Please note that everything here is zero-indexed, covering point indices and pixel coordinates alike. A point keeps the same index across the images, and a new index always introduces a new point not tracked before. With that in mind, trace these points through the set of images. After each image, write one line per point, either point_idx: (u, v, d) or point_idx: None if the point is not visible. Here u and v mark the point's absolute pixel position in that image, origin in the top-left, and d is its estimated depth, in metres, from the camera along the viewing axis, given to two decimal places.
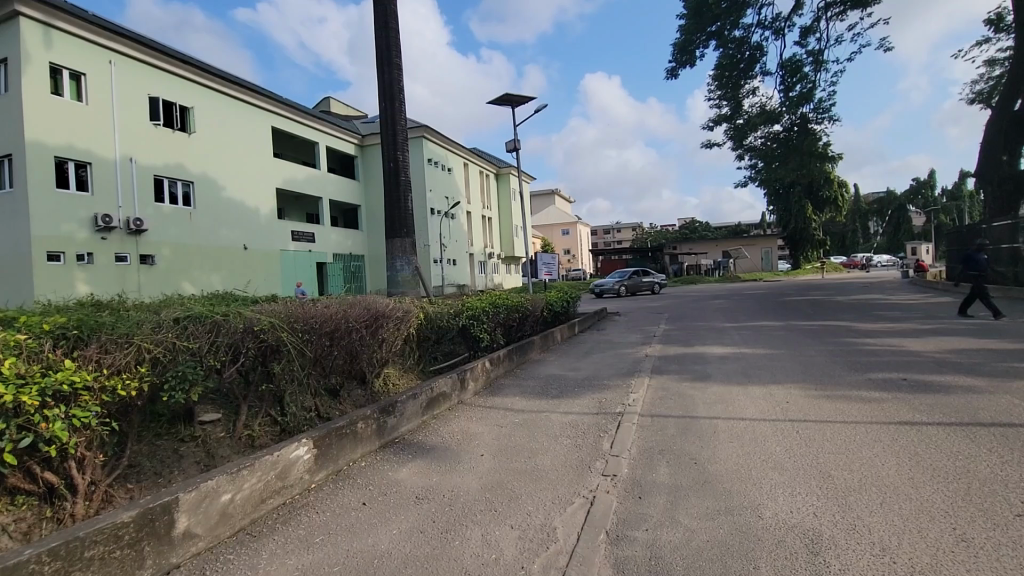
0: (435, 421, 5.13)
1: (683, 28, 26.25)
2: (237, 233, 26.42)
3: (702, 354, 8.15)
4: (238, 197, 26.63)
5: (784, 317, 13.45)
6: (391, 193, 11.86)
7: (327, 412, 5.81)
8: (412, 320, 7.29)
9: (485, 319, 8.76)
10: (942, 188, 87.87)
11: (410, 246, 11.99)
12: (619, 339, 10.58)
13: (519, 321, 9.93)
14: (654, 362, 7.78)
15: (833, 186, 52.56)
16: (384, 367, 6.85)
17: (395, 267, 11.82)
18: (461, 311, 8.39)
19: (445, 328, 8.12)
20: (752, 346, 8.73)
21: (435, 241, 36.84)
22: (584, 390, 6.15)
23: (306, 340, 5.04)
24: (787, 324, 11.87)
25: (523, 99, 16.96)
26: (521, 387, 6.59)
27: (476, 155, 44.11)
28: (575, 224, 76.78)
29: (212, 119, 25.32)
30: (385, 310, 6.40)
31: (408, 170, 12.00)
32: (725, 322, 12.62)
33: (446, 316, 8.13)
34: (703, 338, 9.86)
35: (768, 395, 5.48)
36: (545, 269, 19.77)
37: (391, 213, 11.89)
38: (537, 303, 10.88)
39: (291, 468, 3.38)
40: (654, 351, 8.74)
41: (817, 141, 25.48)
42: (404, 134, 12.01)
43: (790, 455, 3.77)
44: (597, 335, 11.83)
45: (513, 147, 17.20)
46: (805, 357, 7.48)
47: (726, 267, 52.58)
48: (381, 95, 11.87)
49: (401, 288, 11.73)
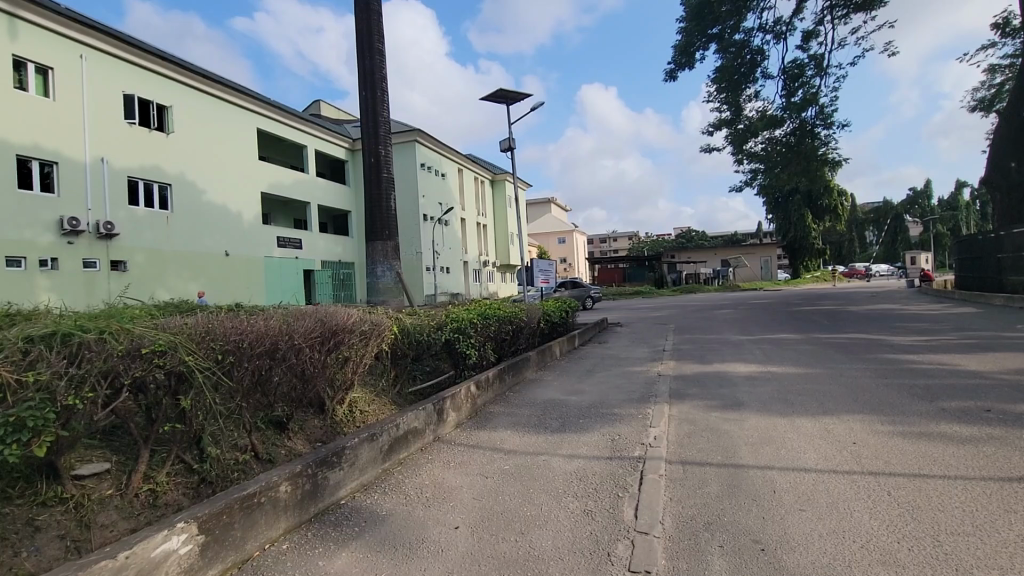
0: (401, 468, 3.97)
1: (683, 31, 25.40)
2: (218, 239, 25.24)
3: (726, 374, 6.97)
4: (220, 200, 25.41)
5: (802, 329, 12.31)
6: (372, 192, 10.75)
7: (270, 451, 4.68)
8: (384, 335, 6.12)
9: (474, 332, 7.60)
10: (939, 198, 87.74)
11: (392, 250, 10.83)
12: (626, 354, 9.37)
13: (512, 335, 8.75)
14: (670, 384, 6.60)
15: (832, 194, 51.76)
16: (350, 391, 5.68)
17: (376, 274, 10.63)
18: (445, 324, 7.23)
19: (424, 343, 6.97)
20: (781, 364, 7.55)
21: (427, 248, 35.69)
22: (590, 422, 4.98)
23: (227, 365, 3.87)
24: (809, 337, 10.75)
25: (518, 96, 15.88)
26: (512, 417, 5.41)
27: (470, 160, 43.07)
28: (571, 232, 75.78)
29: (193, 119, 24.18)
30: (347, 324, 5.20)
31: (391, 166, 10.88)
32: (739, 335, 11.51)
33: (426, 329, 6.99)
34: (721, 354, 8.67)
35: (827, 433, 4.30)
36: (540, 276, 18.62)
37: (372, 213, 10.74)
38: (533, 313, 9.74)
39: (153, 571, 2.24)
40: (668, 370, 7.55)
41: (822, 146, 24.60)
42: (387, 127, 10.92)
43: (900, 540, 2.59)
44: (599, 348, 10.68)
45: (507, 147, 16.14)
46: (850, 379, 6.30)
47: (725, 276, 51.61)
48: (362, 84, 10.77)
49: (381, 297, 10.58)
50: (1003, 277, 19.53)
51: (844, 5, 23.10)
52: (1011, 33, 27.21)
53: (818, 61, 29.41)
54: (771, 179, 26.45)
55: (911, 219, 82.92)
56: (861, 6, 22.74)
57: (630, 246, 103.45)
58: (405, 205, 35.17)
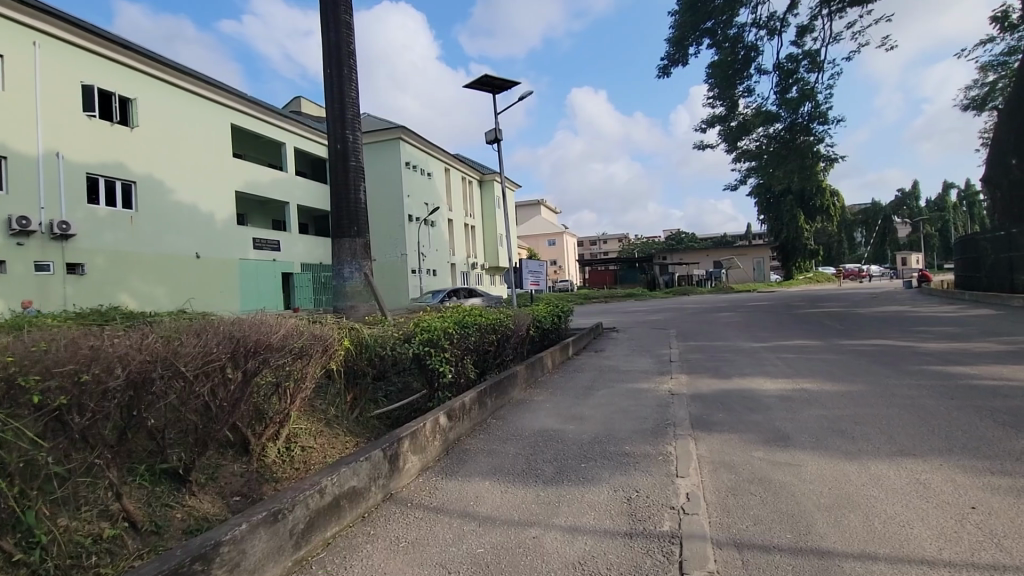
0: (326, 552, 2.77)
1: (675, 25, 24.39)
2: (188, 240, 23.73)
3: (756, 394, 5.76)
4: (189, 200, 23.89)
5: (815, 334, 11.22)
6: (339, 181, 9.45)
7: (158, 517, 3.40)
8: (333, 351, 4.87)
9: (454, 343, 6.27)
10: (927, 199, 88.04)
11: (361, 249, 9.55)
12: (628, 367, 8.19)
13: (496, 346, 7.46)
14: (689, 407, 5.38)
15: (824, 195, 51.24)
16: (286, 424, 4.48)
17: (342, 275, 9.36)
18: (415, 334, 5.93)
19: (388, 359, 5.73)
20: (815, 380, 6.37)
21: (413, 250, 34.34)
22: (595, 468, 3.76)
23: (55, 407, 2.62)
24: (829, 343, 9.62)
25: (505, 84, 14.66)
26: (494, 457, 4.18)
27: (458, 160, 41.77)
28: (562, 234, 74.88)
29: (160, 113, 22.68)
30: (273, 339, 3.90)
31: (360, 153, 9.61)
32: (750, 342, 10.39)
33: (390, 342, 5.73)
34: (739, 367, 7.47)
35: (924, 489, 3.10)
36: (530, 278, 17.44)
37: (338, 206, 9.46)
38: (520, 320, 8.51)
39: None
40: (682, 388, 6.37)
41: (818, 142, 23.64)
42: (356, 108, 9.64)
43: None
44: (596, 358, 9.48)
45: (493, 139, 14.90)
46: (908, 401, 5.13)
47: (718, 277, 50.92)
48: (326, 60, 9.51)
49: (349, 303, 9.28)
50: (1016, 278, 18.56)
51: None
52: (1008, 28, 26.42)
53: (813, 56, 28.53)
54: (766, 177, 25.48)
55: (899, 220, 83.29)
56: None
57: (621, 248, 102.75)
58: (390, 205, 33.81)
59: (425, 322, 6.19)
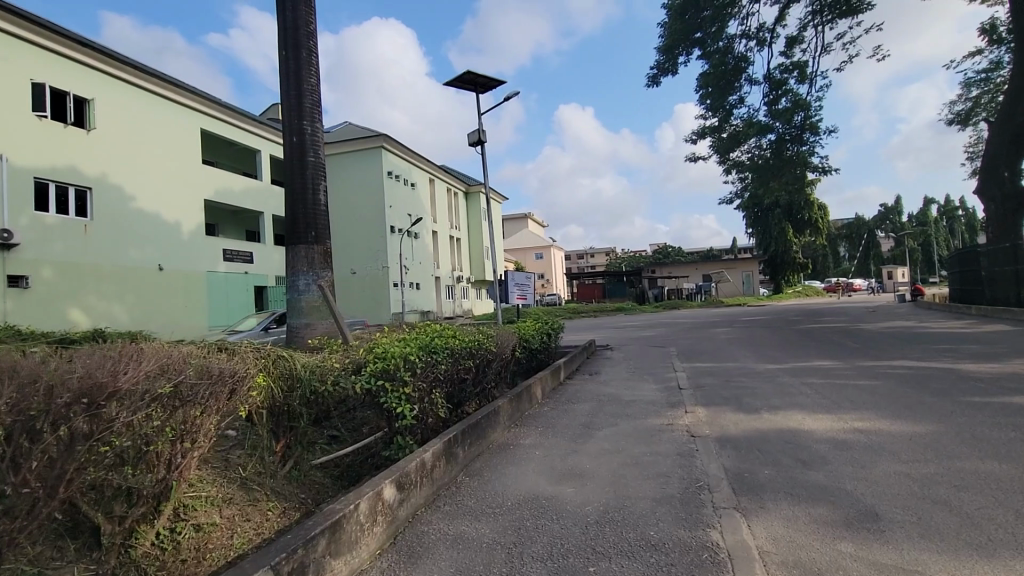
0: None
1: (665, 35, 23.64)
2: (151, 251, 22.16)
3: (803, 439, 4.56)
4: (152, 209, 22.32)
5: (832, 354, 10.11)
6: (295, 181, 8.18)
7: None
8: (242, 393, 3.58)
9: (423, 376, 4.93)
10: (908, 214, 89.02)
11: (320, 257, 8.22)
12: (631, 395, 6.96)
13: (473, 373, 6.17)
14: (723, 457, 4.17)
15: (812, 208, 51.00)
16: (163, 498, 3.19)
17: (296, 288, 8.06)
18: (365, 363, 4.61)
19: (328, 398, 4.43)
20: (866, 417, 5.20)
21: (394, 262, 32.98)
22: (612, 573, 2.53)
23: None
24: (855, 365, 8.49)
25: (488, 84, 13.56)
26: (458, 547, 2.92)
27: (442, 171, 40.66)
28: (549, 248, 73.95)
29: (123, 116, 21.28)
30: (120, 383, 2.61)
31: (320, 147, 8.34)
32: (763, 363, 9.25)
33: (331, 373, 4.43)
34: (765, 398, 6.28)
35: None
36: (516, 291, 16.17)
37: (294, 209, 8.16)
38: (503, 341, 7.27)
39: None
40: (704, 427, 5.16)
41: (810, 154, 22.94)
42: (315, 97, 8.41)
43: None
44: (592, 384, 8.26)
45: (476, 141, 13.74)
46: (1006, 452, 3.97)
47: (707, 291, 50.22)
48: (282, 42, 8.28)
49: (305, 320, 8.00)
50: None
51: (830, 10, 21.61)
52: (995, 41, 26.07)
53: (803, 68, 28.08)
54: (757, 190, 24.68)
55: (882, 235, 83.96)
56: (849, 11, 21.19)
57: (608, 262, 102.21)
58: (371, 216, 32.52)
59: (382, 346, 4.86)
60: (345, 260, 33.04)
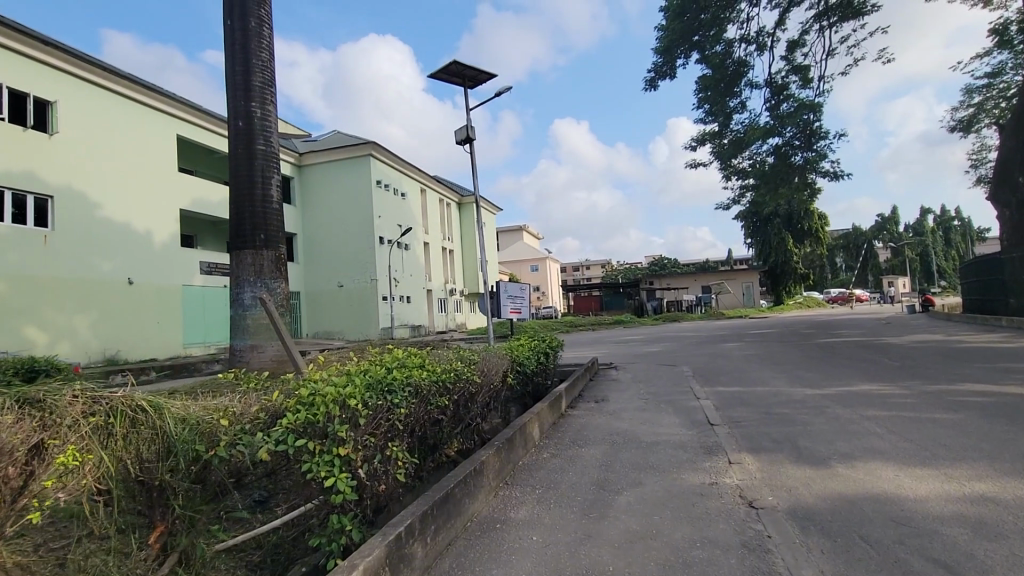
0: None
1: (661, 37, 22.43)
2: (120, 264, 20.71)
3: (916, 516, 3.19)
4: (120, 219, 20.85)
5: (874, 374, 8.75)
6: (240, 174, 6.82)
7: None
8: (49, 467, 2.39)
9: (377, 426, 3.42)
10: (905, 225, 88.34)
11: (269, 264, 6.79)
12: (651, 432, 5.62)
13: (447, 414, 4.70)
14: (813, 553, 2.80)
15: (812, 218, 49.99)
16: None
17: (240, 304, 6.66)
18: (280, 413, 3.12)
19: (222, 465, 2.94)
20: (984, 475, 3.83)
21: (383, 275, 31.65)
22: None
23: None
24: (911, 389, 7.15)
25: (477, 77, 12.33)
26: None
27: (434, 181, 39.54)
28: (544, 260, 72.77)
29: (89, 120, 19.92)
30: None
31: (271, 132, 6.99)
32: (797, 386, 7.93)
33: (226, 429, 2.93)
34: (827, 438, 4.93)
35: None
36: (510, 304, 14.78)
37: (239, 207, 6.78)
38: (490, 365, 5.86)
39: None
40: (764, 490, 3.78)
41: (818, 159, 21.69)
42: (267, 74, 7.05)
43: None
44: (600, 414, 6.93)
45: (464, 139, 12.45)
46: None
47: (708, 303, 49.08)
48: (226, 10, 6.96)
49: (250, 341, 6.59)
50: None
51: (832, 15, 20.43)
52: (1003, 44, 24.98)
53: (805, 72, 27.03)
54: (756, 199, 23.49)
55: (880, 246, 83.29)
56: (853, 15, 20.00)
57: (604, 275, 101.10)
58: (359, 227, 31.16)
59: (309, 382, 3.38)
60: (331, 272, 31.54)
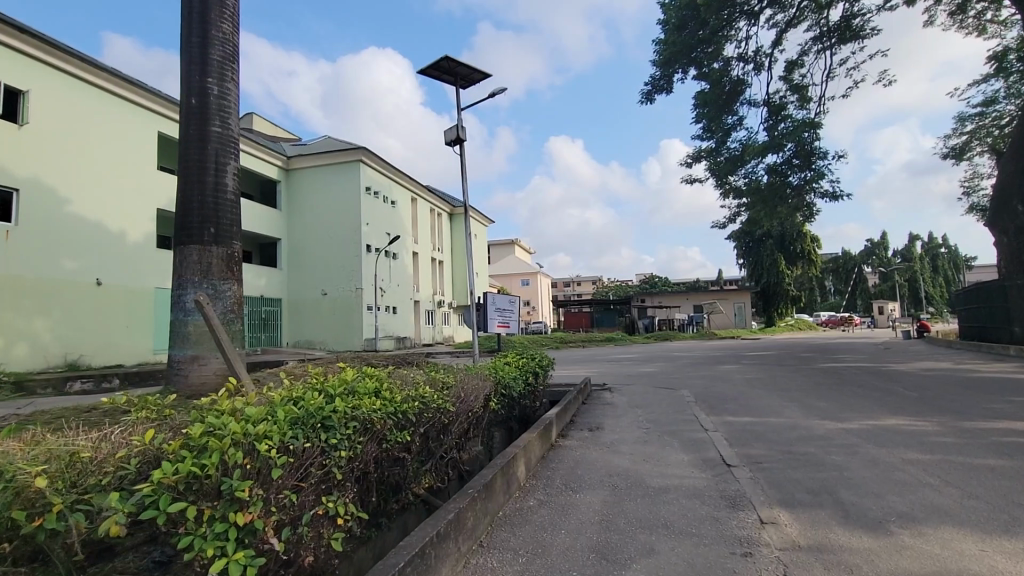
0: None
1: (660, 52, 21.88)
2: (88, 263, 19.59)
3: None
4: (90, 216, 19.76)
5: (895, 406, 7.93)
6: (190, 159, 5.92)
7: None
8: None
9: (301, 482, 2.47)
10: (894, 251, 89.04)
11: (218, 263, 5.86)
12: (661, 472, 4.75)
13: (411, 452, 3.76)
14: None
15: (805, 240, 49.93)
16: None
17: (182, 308, 5.71)
18: (154, 465, 2.17)
19: (49, 543, 1.95)
20: None
21: (369, 284, 30.64)
22: None
23: None
24: (944, 426, 6.36)
25: (469, 75, 11.58)
26: None
27: (426, 190, 38.80)
28: (536, 274, 72.01)
29: (65, 112, 18.97)
30: None
31: (229, 113, 6.12)
32: (814, 418, 7.11)
33: (61, 491, 1.96)
34: (875, 490, 4.09)
35: None
36: (497, 318, 13.88)
37: (186, 195, 5.87)
38: (470, 390, 4.95)
39: None
40: (822, 568, 2.92)
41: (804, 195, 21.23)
42: (228, 48, 6.19)
43: None
44: (597, 446, 6.03)
45: (454, 139, 11.65)
46: None
47: (699, 323, 48.53)
48: None
49: (190, 352, 5.63)
50: None
51: (829, 37, 20.03)
52: (1000, 69, 24.65)
53: (803, 92, 26.72)
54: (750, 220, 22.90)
55: (869, 271, 83.63)
56: (853, 37, 19.64)
57: (595, 292, 100.37)
58: (346, 234, 30.23)
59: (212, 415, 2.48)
60: (315, 279, 30.46)
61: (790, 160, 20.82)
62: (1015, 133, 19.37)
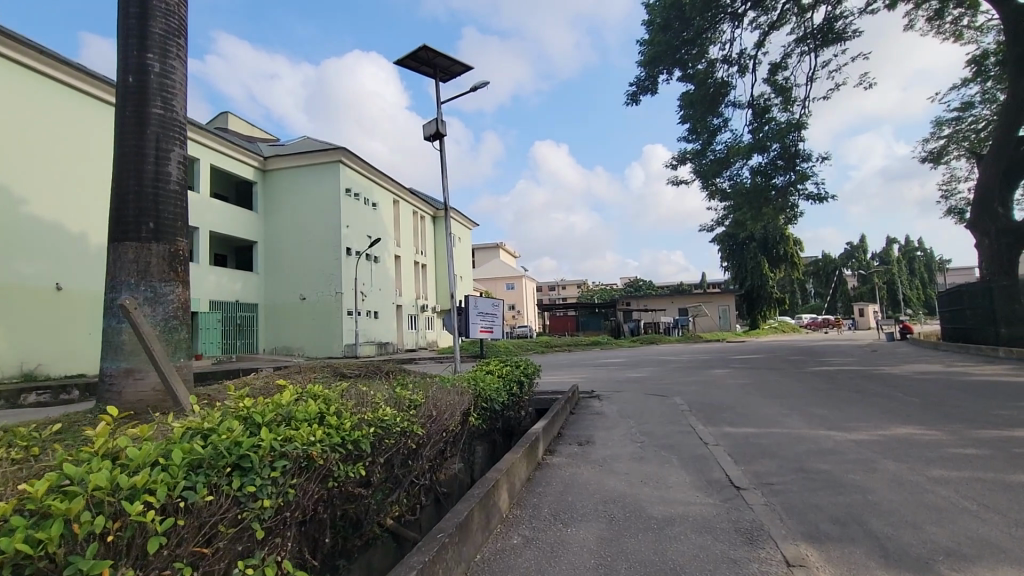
0: None
1: (643, 51, 21.49)
2: (45, 267, 18.47)
3: None
4: (49, 217, 18.67)
5: (900, 414, 7.48)
6: (127, 144, 5.22)
7: None
8: None
9: (201, 546, 1.83)
10: (873, 254, 90.46)
11: (158, 261, 5.16)
12: (663, 498, 4.17)
13: (370, 486, 3.11)
14: None
15: (787, 243, 50.17)
16: None
17: (115, 313, 5.00)
18: None
19: None
20: None
21: (350, 287, 29.74)
22: None
23: None
24: (959, 436, 5.90)
25: (448, 67, 10.97)
26: None
27: (409, 192, 38.02)
28: (521, 278, 71.47)
29: (20, 107, 17.86)
30: None
31: (173, 93, 5.44)
32: (819, 428, 6.62)
33: None
34: (907, 518, 3.56)
35: None
36: (480, 322, 13.24)
37: (122, 185, 5.18)
38: (444, 406, 4.31)
39: None
40: None
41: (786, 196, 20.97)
42: (173, 22, 5.50)
43: None
44: (588, 464, 5.44)
45: (433, 135, 11.03)
46: None
47: (684, 326, 48.38)
48: None
49: (124, 364, 4.92)
50: None
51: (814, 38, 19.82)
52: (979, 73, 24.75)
53: (787, 94, 26.59)
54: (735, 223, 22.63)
55: (848, 273, 84.71)
56: (837, 39, 19.46)
57: (580, 296, 100.16)
58: (324, 236, 29.35)
59: (77, 461, 1.83)
60: (293, 283, 29.48)
61: (776, 161, 20.55)
62: (994, 137, 19.39)
